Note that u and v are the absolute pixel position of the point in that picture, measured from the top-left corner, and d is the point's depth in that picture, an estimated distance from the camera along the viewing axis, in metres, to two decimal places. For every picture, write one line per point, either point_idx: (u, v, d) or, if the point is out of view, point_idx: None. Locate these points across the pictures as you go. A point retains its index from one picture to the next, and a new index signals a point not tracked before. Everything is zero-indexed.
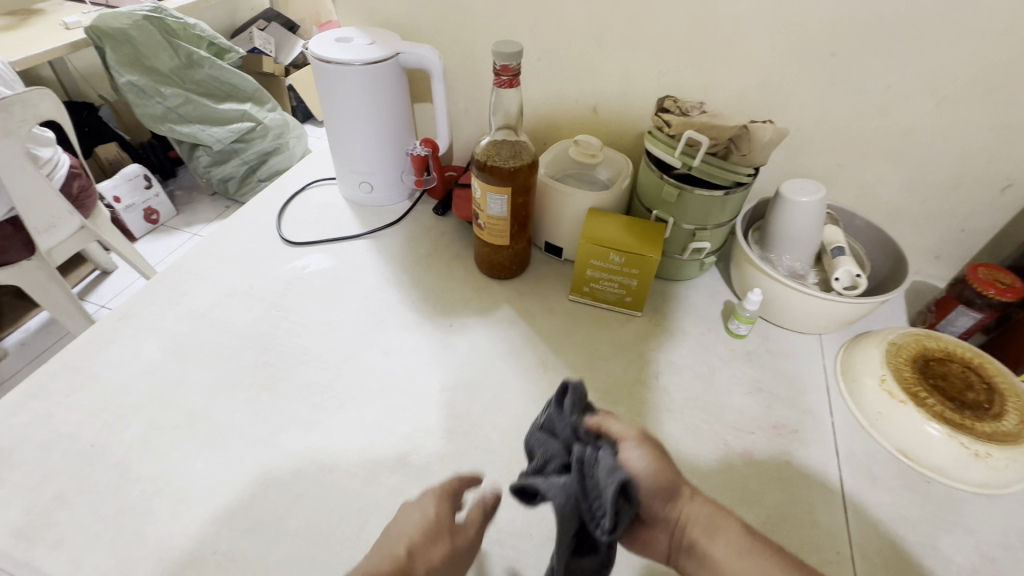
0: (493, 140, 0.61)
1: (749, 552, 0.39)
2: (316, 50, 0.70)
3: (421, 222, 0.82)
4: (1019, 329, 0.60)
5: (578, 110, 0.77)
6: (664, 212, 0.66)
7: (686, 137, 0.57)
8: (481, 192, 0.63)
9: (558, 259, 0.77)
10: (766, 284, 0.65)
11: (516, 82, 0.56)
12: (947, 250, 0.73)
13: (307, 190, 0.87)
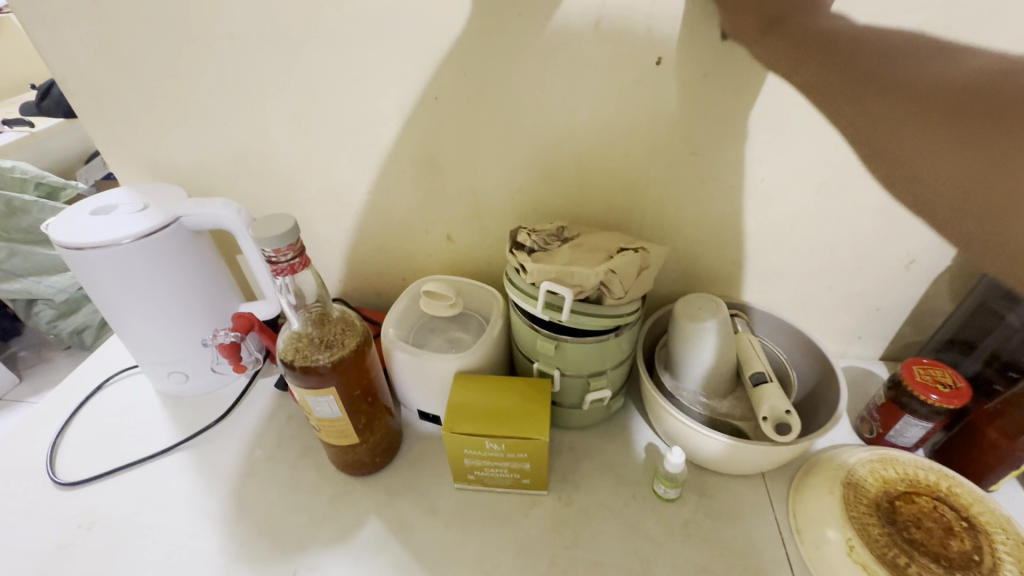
0: (304, 330, 0.46)
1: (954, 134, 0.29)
2: (60, 233, 0.53)
3: (259, 409, 0.64)
4: (977, 433, 0.51)
5: (429, 242, 0.64)
6: (546, 365, 0.52)
7: (544, 289, 0.45)
8: (299, 395, 0.47)
9: (436, 427, 0.61)
10: (687, 430, 0.52)
11: (306, 261, 0.41)
12: (869, 331, 0.64)
13: (104, 388, 0.66)
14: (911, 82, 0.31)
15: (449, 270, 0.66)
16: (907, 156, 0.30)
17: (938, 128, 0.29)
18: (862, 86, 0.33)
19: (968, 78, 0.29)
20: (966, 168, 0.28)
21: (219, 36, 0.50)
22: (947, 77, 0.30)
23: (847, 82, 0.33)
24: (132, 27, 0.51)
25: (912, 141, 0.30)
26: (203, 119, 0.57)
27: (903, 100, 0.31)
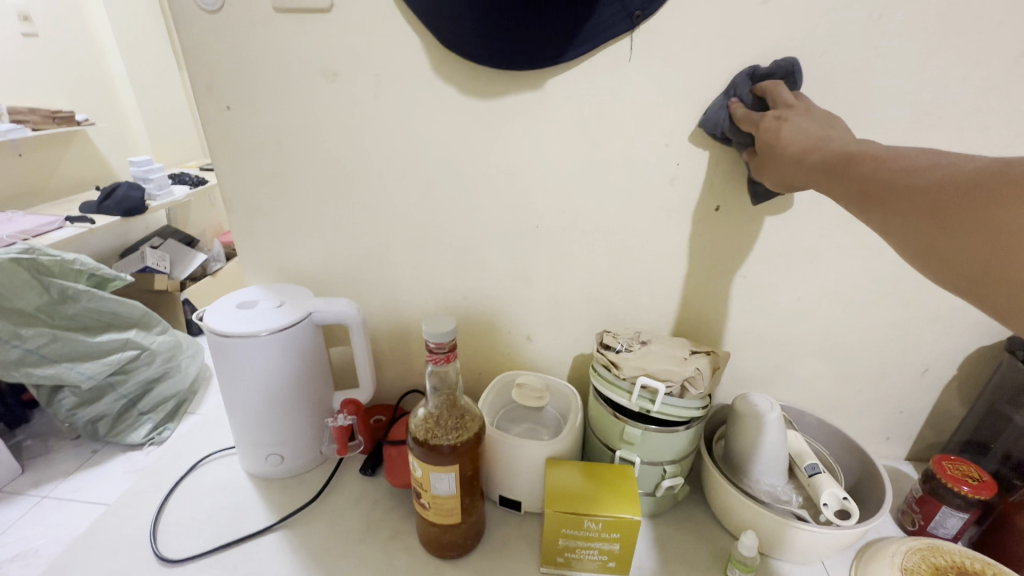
0: (434, 413, 0.54)
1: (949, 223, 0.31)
2: (212, 322, 0.62)
3: (347, 492, 0.68)
4: (1008, 522, 0.58)
5: (511, 341, 0.74)
6: (629, 452, 0.59)
7: (639, 383, 0.54)
8: (421, 470, 0.53)
9: (516, 512, 0.66)
10: (756, 516, 0.58)
11: (453, 354, 0.51)
12: (895, 431, 0.73)
13: (197, 470, 0.71)
14: (926, 181, 0.33)
15: (525, 367, 0.75)
16: (939, 245, 0.31)
17: (943, 215, 0.31)
18: (885, 193, 0.35)
19: (974, 175, 0.31)
20: (992, 236, 0.28)
21: (372, 174, 0.64)
22: (953, 175, 0.32)
23: (869, 180, 0.37)
24: (302, 164, 0.64)
25: (944, 217, 0.31)
26: (336, 232, 0.69)
27: (921, 196, 0.33)
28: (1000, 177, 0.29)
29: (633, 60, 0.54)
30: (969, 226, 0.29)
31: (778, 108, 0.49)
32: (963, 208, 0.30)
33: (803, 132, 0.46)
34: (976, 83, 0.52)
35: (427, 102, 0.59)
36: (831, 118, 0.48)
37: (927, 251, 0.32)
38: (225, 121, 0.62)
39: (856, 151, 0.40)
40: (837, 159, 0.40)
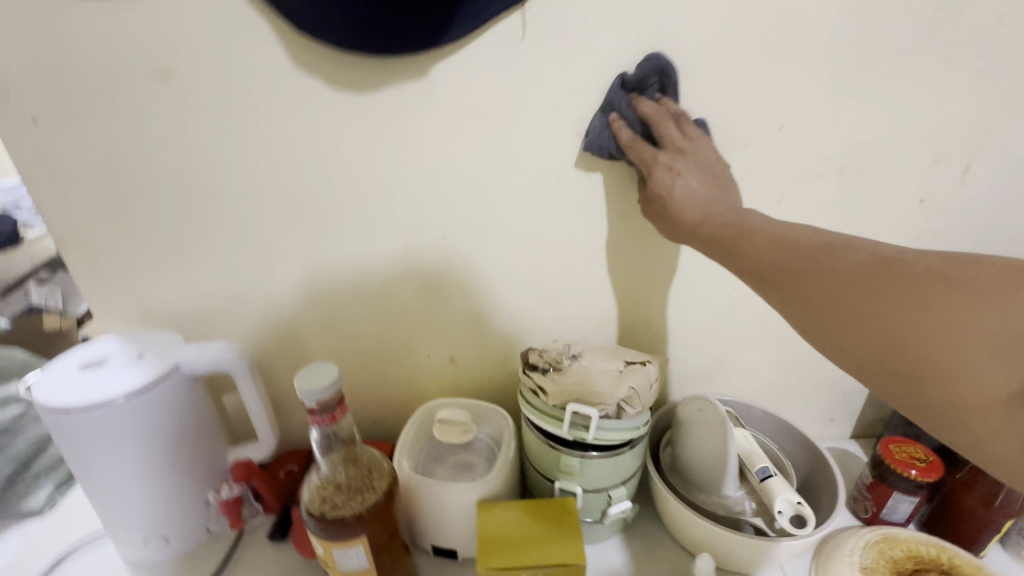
0: (333, 477, 0.44)
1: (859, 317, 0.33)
2: (44, 395, 0.49)
3: (252, 567, 0.58)
4: (957, 501, 0.56)
5: (432, 365, 0.65)
6: (568, 483, 0.53)
7: (569, 410, 0.47)
8: (323, 549, 0.44)
9: (452, 562, 0.58)
10: (709, 534, 0.54)
11: (342, 408, 0.42)
12: (839, 412, 0.71)
13: (61, 567, 0.58)
14: (829, 274, 0.35)
15: (452, 392, 0.67)
16: (837, 338, 0.34)
17: (851, 312, 0.34)
18: (788, 281, 0.37)
19: (858, 275, 0.34)
20: (886, 335, 0.32)
21: (236, 192, 0.53)
22: (847, 270, 0.35)
23: (762, 264, 0.38)
24: (146, 187, 0.52)
25: (852, 314, 0.34)
26: (206, 265, 0.57)
27: (830, 285, 0.35)
28: (883, 281, 0.33)
29: (527, 38, 0.47)
30: (880, 323, 0.32)
31: (668, 151, 0.46)
32: (868, 303, 0.33)
33: (693, 190, 0.45)
34: (894, 46, 0.48)
35: (290, 101, 0.49)
36: (718, 166, 0.47)
37: (828, 341, 0.35)
38: (32, 140, 0.49)
39: (742, 225, 0.41)
40: (727, 234, 0.41)
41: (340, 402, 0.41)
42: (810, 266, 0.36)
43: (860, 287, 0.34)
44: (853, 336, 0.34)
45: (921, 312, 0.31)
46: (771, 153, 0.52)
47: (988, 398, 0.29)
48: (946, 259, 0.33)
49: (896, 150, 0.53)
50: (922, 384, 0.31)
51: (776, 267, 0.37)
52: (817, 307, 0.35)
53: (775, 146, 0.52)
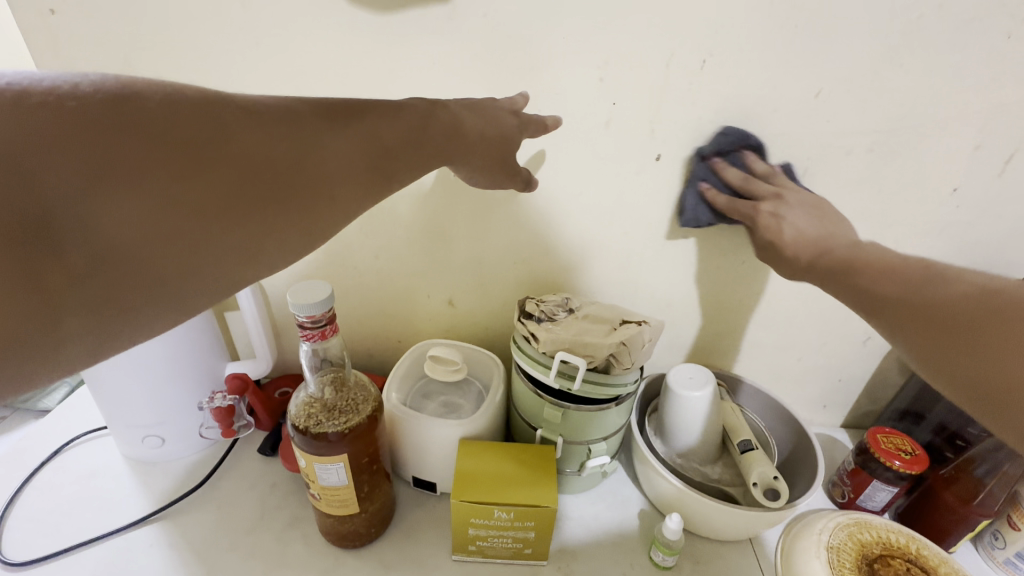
0: (318, 397, 0.45)
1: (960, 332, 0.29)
2: None
3: (241, 476, 0.61)
4: (937, 496, 0.56)
5: (430, 306, 0.65)
6: (550, 432, 0.54)
7: (558, 359, 0.47)
8: (305, 462, 0.46)
9: (431, 494, 0.60)
10: (683, 497, 0.54)
11: (333, 329, 0.42)
12: (833, 399, 0.70)
13: (64, 454, 0.62)
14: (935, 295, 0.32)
15: (448, 334, 0.68)
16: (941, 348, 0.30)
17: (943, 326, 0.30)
18: (891, 304, 0.34)
19: (981, 292, 0.29)
20: (975, 357, 0.28)
21: None
22: (946, 289, 0.32)
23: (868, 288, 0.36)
24: None
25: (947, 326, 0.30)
26: None
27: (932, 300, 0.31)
28: (1016, 294, 0.28)
29: None
30: (970, 344, 0.28)
31: (769, 201, 0.50)
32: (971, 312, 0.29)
33: (802, 231, 0.48)
34: (954, 16, 0.44)
35: (310, 15, 0.47)
36: (823, 206, 0.50)
37: (932, 363, 0.30)
38: (51, 32, 0.49)
39: (888, 260, 0.37)
40: (843, 266, 0.40)
41: (331, 322, 0.42)
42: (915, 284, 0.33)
43: (966, 301, 0.30)
44: (940, 356, 0.30)
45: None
46: (803, 122, 0.50)
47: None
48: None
49: (935, 133, 0.50)
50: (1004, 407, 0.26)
51: (866, 295, 0.36)
52: (909, 324, 0.32)
53: (808, 114, 0.49)
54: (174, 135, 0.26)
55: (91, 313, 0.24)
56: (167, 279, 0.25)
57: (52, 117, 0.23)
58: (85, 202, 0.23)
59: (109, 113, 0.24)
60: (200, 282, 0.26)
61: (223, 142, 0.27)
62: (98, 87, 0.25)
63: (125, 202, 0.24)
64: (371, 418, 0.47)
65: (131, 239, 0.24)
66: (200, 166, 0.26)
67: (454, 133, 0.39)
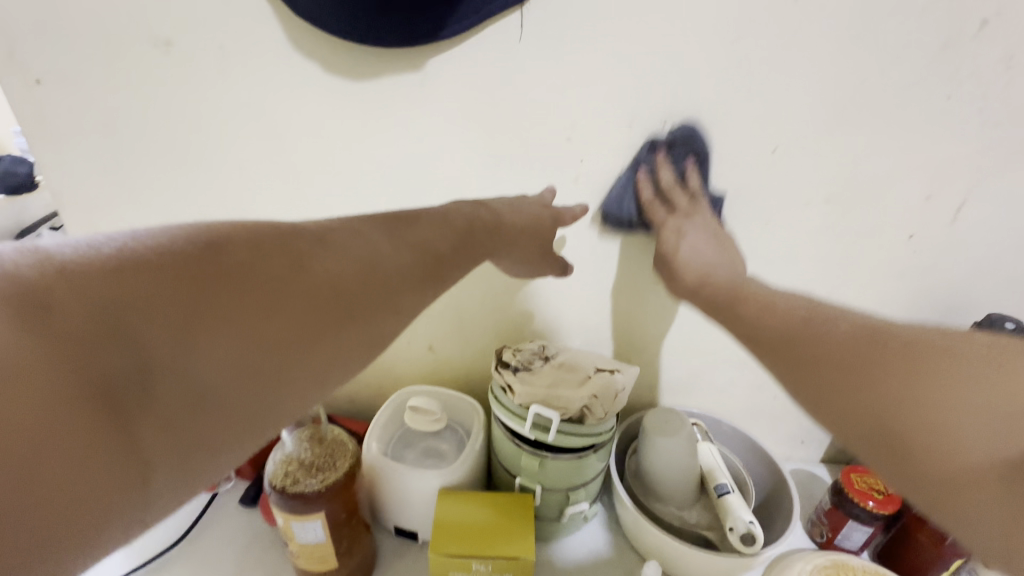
0: (295, 455, 0.47)
1: (860, 378, 0.31)
2: None
3: (220, 528, 0.61)
4: (911, 535, 0.57)
5: (411, 353, 0.67)
6: (528, 480, 0.54)
7: (532, 412, 0.49)
8: (283, 520, 0.46)
9: (411, 544, 0.60)
10: (662, 543, 0.55)
11: None
12: (810, 436, 0.71)
13: None
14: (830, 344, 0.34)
15: (429, 379, 0.69)
16: (826, 385, 0.32)
17: (840, 371, 0.32)
18: (790, 352, 0.35)
19: (847, 339, 0.34)
20: (879, 401, 0.30)
21: (230, 167, 0.54)
22: (835, 334, 0.34)
23: (767, 334, 0.38)
24: (146, 155, 0.54)
25: (844, 373, 0.32)
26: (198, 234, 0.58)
27: (827, 349, 0.34)
28: (870, 346, 0.32)
29: (525, 41, 0.47)
30: (873, 385, 0.30)
31: (676, 215, 0.53)
32: (875, 354, 0.32)
33: (697, 249, 0.51)
34: (896, 80, 0.47)
35: (289, 85, 0.50)
36: (721, 236, 0.53)
37: (829, 406, 0.32)
38: (39, 99, 0.51)
39: (770, 304, 0.40)
40: (726, 297, 0.44)
41: None
42: (804, 335, 0.35)
43: (869, 343, 0.33)
44: (834, 397, 0.32)
45: (918, 370, 0.30)
46: (762, 176, 0.52)
47: (969, 463, 0.26)
48: (932, 334, 0.32)
49: (887, 185, 0.52)
50: (907, 450, 0.28)
51: (765, 336, 0.38)
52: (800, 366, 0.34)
53: (766, 169, 0.52)
54: (260, 274, 0.28)
55: (184, 460, 0.25)
56: (253, 413, 0.27)
57: (151, 271, 0.25)
58: (187, 349, 0.25)
59: (200, 261, 0.27)
60: (280, 413, 0.28)
61: (302, 270, 0.30)
62: (189, 241, 0.28)
63: (225, 342, 0.26)
64: (351, 474, 0.48)
65: (225, 378, 0.26)
66: (284, 298, 0.28)
67: (492, 232, 0.43)
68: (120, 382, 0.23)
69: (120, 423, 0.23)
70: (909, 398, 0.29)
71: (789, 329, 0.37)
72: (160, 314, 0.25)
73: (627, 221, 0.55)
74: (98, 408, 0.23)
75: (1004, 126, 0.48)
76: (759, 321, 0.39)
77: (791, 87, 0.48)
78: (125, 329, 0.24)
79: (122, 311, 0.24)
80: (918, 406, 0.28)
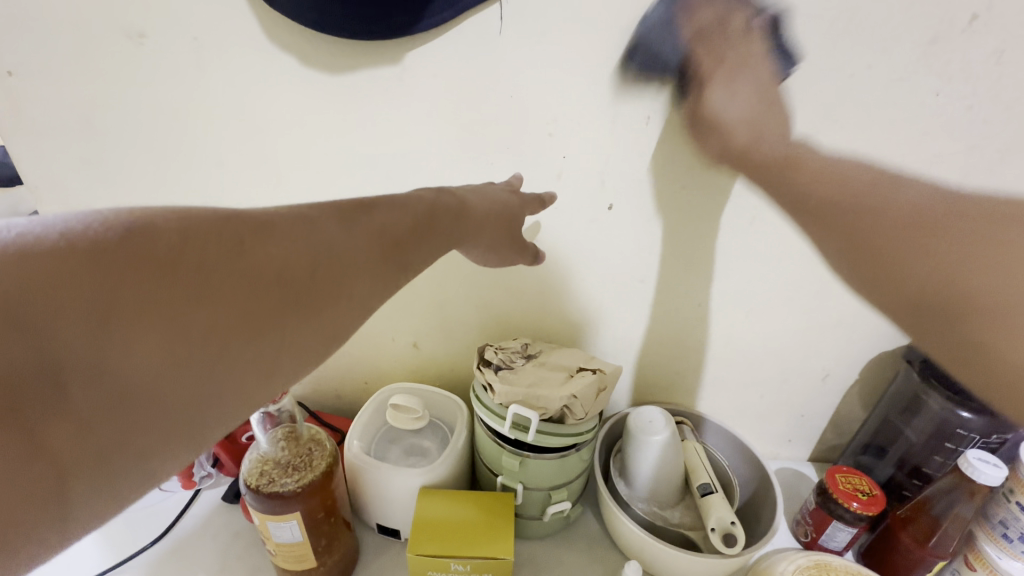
0: (270, 454, 0.46)
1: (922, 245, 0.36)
2: None
3: (203, 525, 0.60)
4: (894, 536, 0.57)
5: (396, 349, 0.66)
6: (509, 479, 0.54)
7: (512, 411, 0.48)
8: (259, 519, 0.46)
9: (394, 542, 0.59)
10: (643, 543, 0.55)
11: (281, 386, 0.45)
12: (798, 435, 0.71)
13: None
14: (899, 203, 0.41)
15: (414, 376, 0.68)
16: (893, 251, 0.38)
17: (908, 239, 0.37)
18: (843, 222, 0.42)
19: (911, 216, 0.38)
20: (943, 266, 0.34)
21: (210, 162, 0.53)
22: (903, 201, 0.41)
23: (821, 204, 0.44)
24: (122, 149, 0.53)
25: (902, 243, 0.37)
26: None
27: (886, 216, 0.39)
28: (932, 219, 0.38)
29: (505, 33, 0.46)
30: (934, 249, 0.35)
31: (713, 66, 0.44)
32: (938, 227, 0.37)
33: (729, 112, 0.45)
34: (884, 75, 0.46)
35: (266, 78, 0.48)
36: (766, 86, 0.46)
37: (890, 275, 0.38)
38: (12, 91, 0.50)
39: (828, 174, 0.45)
40: (777, 171, 0.47)
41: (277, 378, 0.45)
42: (860, 199, 0.41)
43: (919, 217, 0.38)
44: (906, 256, 0.36)
45: (972, 238, 0.35)
46: None
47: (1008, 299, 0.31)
48: (971, 218, 0.37)
49: None
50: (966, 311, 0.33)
51: (824, 203, 0.43)
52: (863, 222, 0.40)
53: None
54: (185, 257, 0.24)
55: (105, 466, 0.23)
56: (191, 417, 0.25)
57: (54, 255, 0.22)
58: (99, 349, 0.22)
59: (119, 241, 0.23)
60: (210, 421, 0.25)
61: (248, 250, 0.26)
62: (112, 216, 0.24)
63: (141, 339, 0.23)
64: (327, 473, 0.48)
65: (149, 377, 0.23)
66: (211, 303, 0.24)
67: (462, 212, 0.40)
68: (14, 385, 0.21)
69: (17, 429, 0.21)
70: (969, 262, 0.33)
71: (844, 207, 0.42)
72: (61, 308, 0.22)
73: (601, 233, 0.55)
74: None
75: (995, 123, 0.47)
76: (810, 172, 0.46)
77: (781, 81, 0.46)
78: (21, 323, 0.21)
79: (17, 302, 0.21)
80: (976, 265, 0.33)
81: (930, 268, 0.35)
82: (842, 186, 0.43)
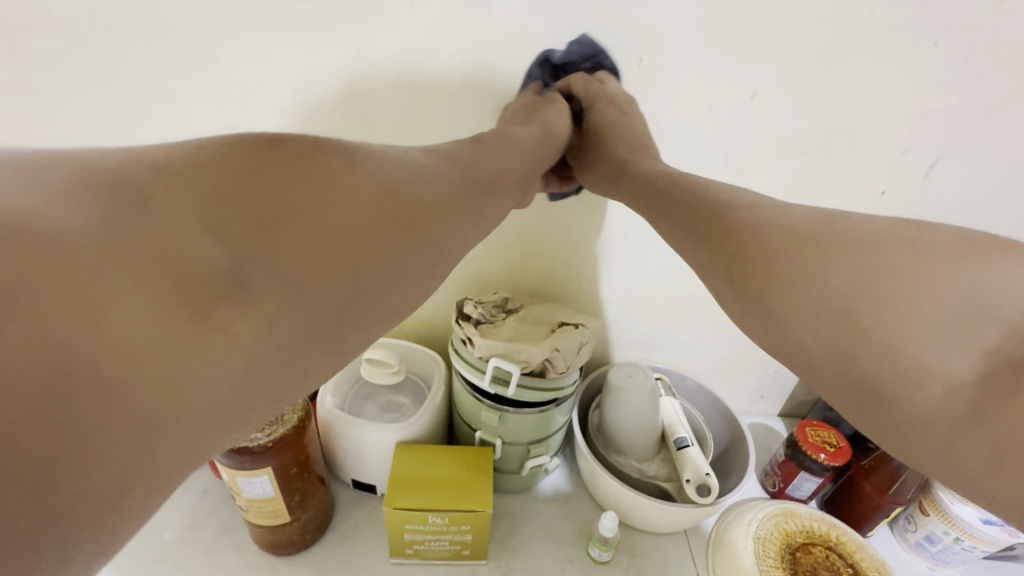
0: None
1: (824, 268, 0.29)
2: None
3: None
4: (856, 486, 0.59)
5: None
6: (488, 434, 0.53)
7: (491, 365, 0.47)
8: (228, 475, 0.44)
9: (370, 496, 0.59)
10: (620, 494, 0.55)
11: None
12: (768, 391, 0.73)
13: None
14: (794, 238, 0.31)
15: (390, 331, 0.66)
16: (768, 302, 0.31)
17: (813, 258, 0.30)
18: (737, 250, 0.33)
19: (803, 229, 0.31)
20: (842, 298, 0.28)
21: (161, 93, 0.46)
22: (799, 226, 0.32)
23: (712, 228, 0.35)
24: None
25: (807, 264, 0.30)
26: None
27: (791, 241, 0.31)
28: (831, 237, 0.30)
29: None
30: (845, 281, 0.28)
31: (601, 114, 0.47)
32: (849, 250, 0.29)
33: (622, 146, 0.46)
34: (885, 23, 0.44)
35: None
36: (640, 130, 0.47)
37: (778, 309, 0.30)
38: None
39: (723, 198, 0.36)
40: (671, 193, 0.40)
41: None
42: (755, 229, 0.33)
43: (822, 247, 0.30)
44: (794, 285, 0.30)
45: (881, 275, 0.28)
46: (740, 123, 0.50)
47: (915, 367, 0.26)
48: (893, 229, 0.31)
49: (866, 136, 0.51)
50: (857, 349, 0.27)
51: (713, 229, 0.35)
52: (753, 258, 0.32)
53: (744, 116, 0.49)
54: (314, 198, 0.27)
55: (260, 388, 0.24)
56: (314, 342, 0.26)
57: (208, 190, 0.24)
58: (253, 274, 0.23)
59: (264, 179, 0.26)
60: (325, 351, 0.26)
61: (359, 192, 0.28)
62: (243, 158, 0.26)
63: (303, 239, 0.25)
64: (300, 429, 0.46)
65: (284, 303, 0.24)
66: (348, 222, 0.27)
67: None
68: (211, 274, 0.22)
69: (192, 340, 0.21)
70: (876, 304, 0.27)
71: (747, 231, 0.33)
72: (225, 219, 0.23)
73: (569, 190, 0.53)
74: (184, 310, 0.21)
75: (986, 78, 0.47)
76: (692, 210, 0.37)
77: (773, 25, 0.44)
78: (202, 244, 0.23)
79: (188, 227, 0.22)
80: (886, 308, 0.27)
81: (825, 302, 0.28)
82: (737, 212, 0.35)
